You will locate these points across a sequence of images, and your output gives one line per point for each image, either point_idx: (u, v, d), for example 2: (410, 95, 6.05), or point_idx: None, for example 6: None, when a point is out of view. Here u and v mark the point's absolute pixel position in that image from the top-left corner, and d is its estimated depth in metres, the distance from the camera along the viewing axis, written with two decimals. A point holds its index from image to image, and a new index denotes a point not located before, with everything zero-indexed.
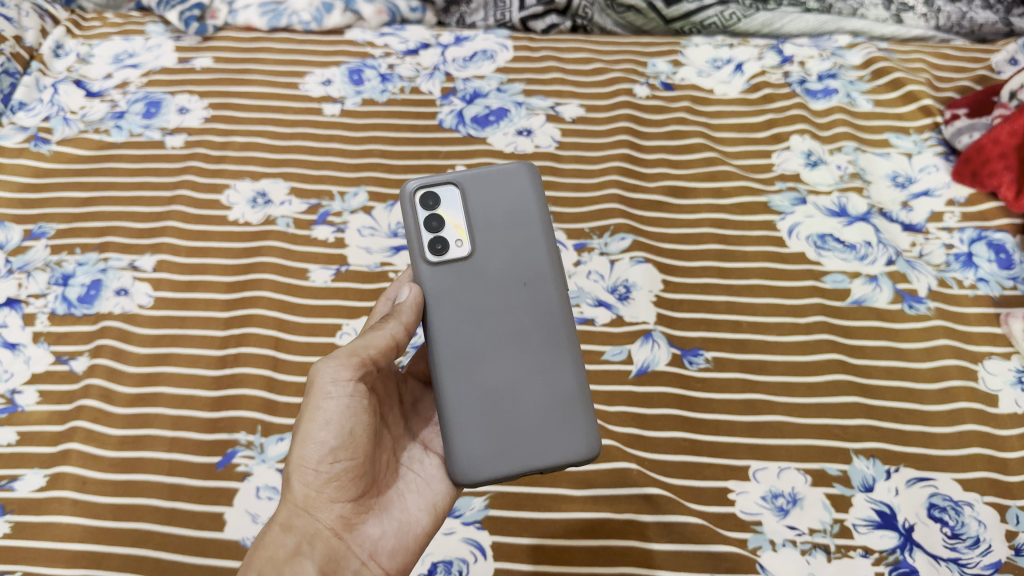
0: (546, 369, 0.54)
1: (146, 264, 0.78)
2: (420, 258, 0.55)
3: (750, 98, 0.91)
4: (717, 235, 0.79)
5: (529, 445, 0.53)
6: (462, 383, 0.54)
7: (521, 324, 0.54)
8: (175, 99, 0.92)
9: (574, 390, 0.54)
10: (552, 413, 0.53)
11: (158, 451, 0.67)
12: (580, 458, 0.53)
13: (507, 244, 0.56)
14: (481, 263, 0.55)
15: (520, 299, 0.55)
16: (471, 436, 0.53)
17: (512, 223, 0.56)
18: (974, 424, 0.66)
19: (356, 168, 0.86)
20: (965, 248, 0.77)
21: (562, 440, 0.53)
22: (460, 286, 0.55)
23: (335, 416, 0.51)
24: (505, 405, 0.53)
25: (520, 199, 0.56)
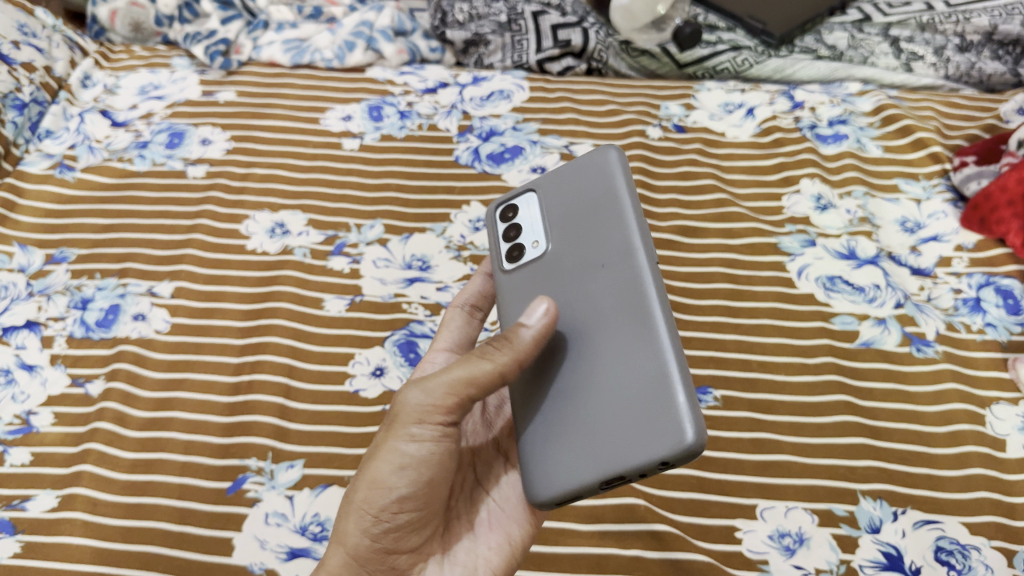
0: (648, 372, 0.47)
1: (164, 290, 0.80)
2: (499, 269, 0.61)
3: (762, 141, 0.93)
4: (728, 274, 0.80)
5: (595, 448, 0.48)
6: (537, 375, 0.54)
7: (604, 300, 0.52)
8: (198, 130, 0.94)
9: (667, 367, 0.47)
10: (641, 402, 0.47)
11: (170, 475, 0.68)
12: (675, 447, 0.44)
13: (578, 229, 0.57)
14: (557, 257, 0.57)
15: (597, 281, 0.53)
16: (556, 433, 0.51)
17: (591, 206, 0.57)
18: (981, 468, 0.66)
19: (373, 202, 0.87)
20: (974, 293, 0.78)
21: (655, 431, 0.45)
22: (536, 279, 0.58)
23: (413, 463, 0.50)
24: (583, 401, 0.50)
25: (602, 181, 0.57)
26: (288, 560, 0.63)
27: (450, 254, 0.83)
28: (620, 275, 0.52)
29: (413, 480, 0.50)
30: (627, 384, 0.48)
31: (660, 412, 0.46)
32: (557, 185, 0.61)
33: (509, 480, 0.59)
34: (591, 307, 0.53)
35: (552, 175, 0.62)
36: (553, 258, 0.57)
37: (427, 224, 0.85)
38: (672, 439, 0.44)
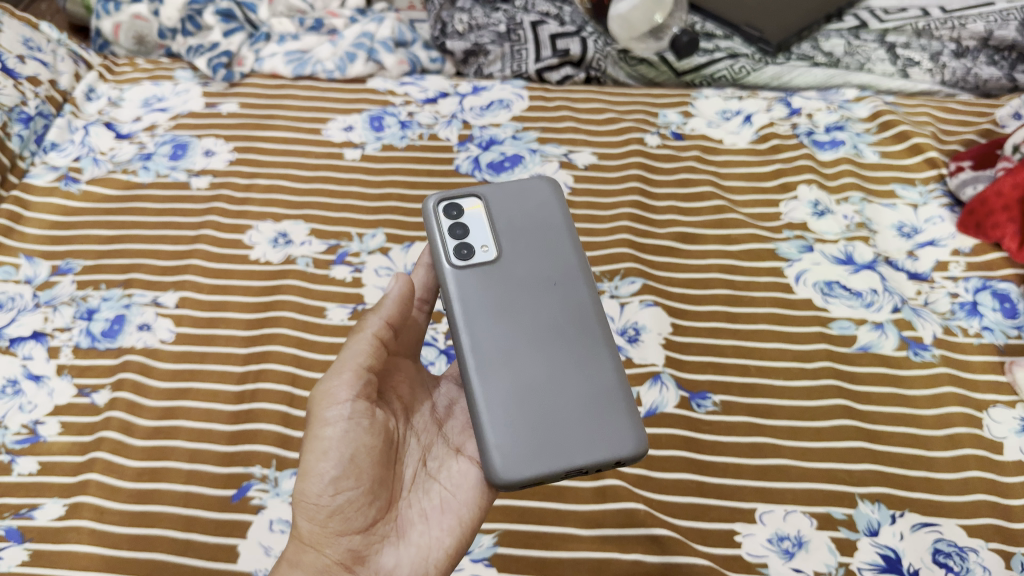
0: (600, 387, 0.55)
1: (169, 300, 0.81)
2: (447, 261, 0.58)
3: (759, 148, 0.93)
4: (726, 280, 0.81)
5: (568, 441, 0.53)
6: (492, 367, 0.54)
7: (552, 319, 0.57)
8: (201, 142, 0.95)
9: (615, 389, 0.55)
10: (591, 411, 0.54)
11: (175, 483, 0.68)
12: (628, 453, 0.53)
13: (528, 247, 0.60)
14: (510, 268, 0.59)
15: (551, 297, 0.58)
16: (511, 422, 0.53)
17: (537, 230, 0.61)
18: (978, 471, 0.67)
19: (374, 211, 0.88)
20: (970, 297, 0.78)
21: (605, 438, 0.53)
22: (487, 282, 0.58)
23: (333, 444, 0.51)
24: (536, 398, 0.54)
25: (546, 212, 0.62)
26: None
27: None
28: (574, 301, 0.58)
29: (338, 459, 0.51)
30: (577, 394, 0.55)
31: (615, 421, 0.54)
32: (505, 202, 0.62)
33: (457, 466, 0.58)
34: (538, 321, 0.57)
35: (499, 187, 0.62)
36: (504, 265, 0.59)
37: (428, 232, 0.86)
38: (626, 443, 0.53)
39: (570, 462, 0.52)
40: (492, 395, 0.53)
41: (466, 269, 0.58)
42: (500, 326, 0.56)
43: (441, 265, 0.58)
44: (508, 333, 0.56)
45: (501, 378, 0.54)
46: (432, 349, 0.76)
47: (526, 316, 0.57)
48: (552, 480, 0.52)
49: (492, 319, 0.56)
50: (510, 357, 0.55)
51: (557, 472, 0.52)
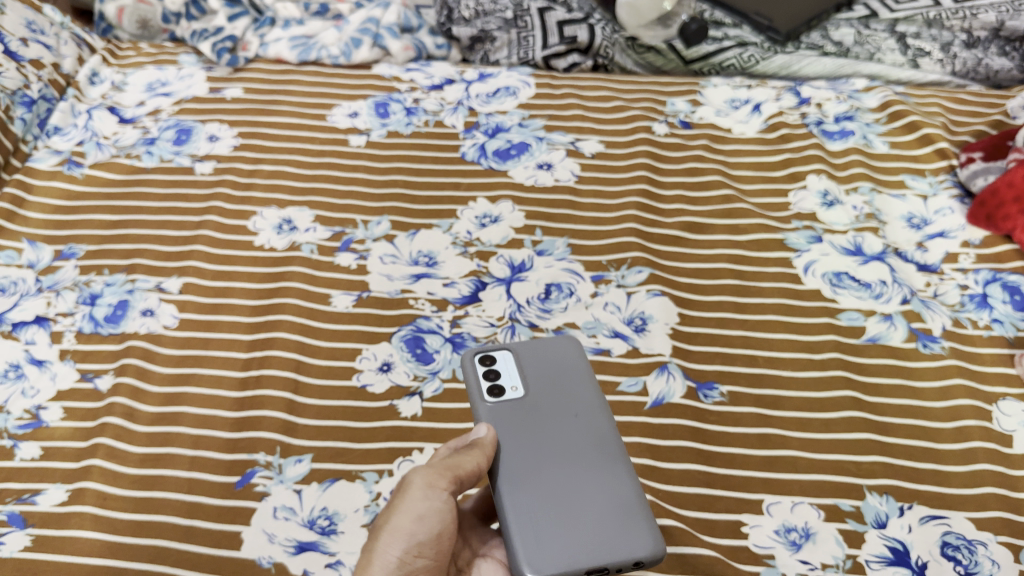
0: (620, 498, 0.54)
1: (172, 286, 0.80)
2: (477, 397, 0.59)
3: (768, 138, 0.93)
4: (734, 270, 0.80)
5: (588, 544, 0.51)
6: (515, 483, 0.54)
7: (574, 440, 0.57)
8: (205, 127, 0.95)
9: (633, 500, 0.54)
10: (612, 520, 0.52)
11: (178, 469, 0.68)
12: (644, 554, 0.51)
13: (551, 384, 0.60)
14: (535, 404, 0.59)
15: (575, 425, 0.58)
16: (534, 527, 0.52)
17: (561, 372, 0.61)
18: (987, 464, 0.66)
19: (379, 198, 0.87)
20: (980, 289, 0.78)
21: (623, 542, 0.51)
22: (514, 415, 0.58)
23: (428, 516, 0.50)
24: (568, 508, 0.53)
25: (570, 361, 0.62)
26: (296, 553, 0.63)
27: (457, 249, 0.83)
28: (596, 426, 0.58)
29: (426, 534, 0.50)
30: (607, 503, 0.53)
31: (632, 526, 0.52)
32: (532, 350, 0.62)
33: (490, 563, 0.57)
34: (562, 443, 0.56)
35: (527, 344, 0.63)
36: (529, 400, 0.59)
37: (434, 220, 0.85)
38: (644, 543, 0.52)
39: (601, 562, 0.51)
40: (525, 511, 0.52)
41: (495, 403, 0.59)
42: (530, 450, 0.56)
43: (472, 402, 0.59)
44: (538, 454, 0.55)
45: (525, 489, 0.53)
46: (438, 337, 0.76)
47: (550, 438, 0.56)
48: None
49: (523, 444, 0.56)
50: (542, 476, 0.54)
51: (575, 569, 0.50)
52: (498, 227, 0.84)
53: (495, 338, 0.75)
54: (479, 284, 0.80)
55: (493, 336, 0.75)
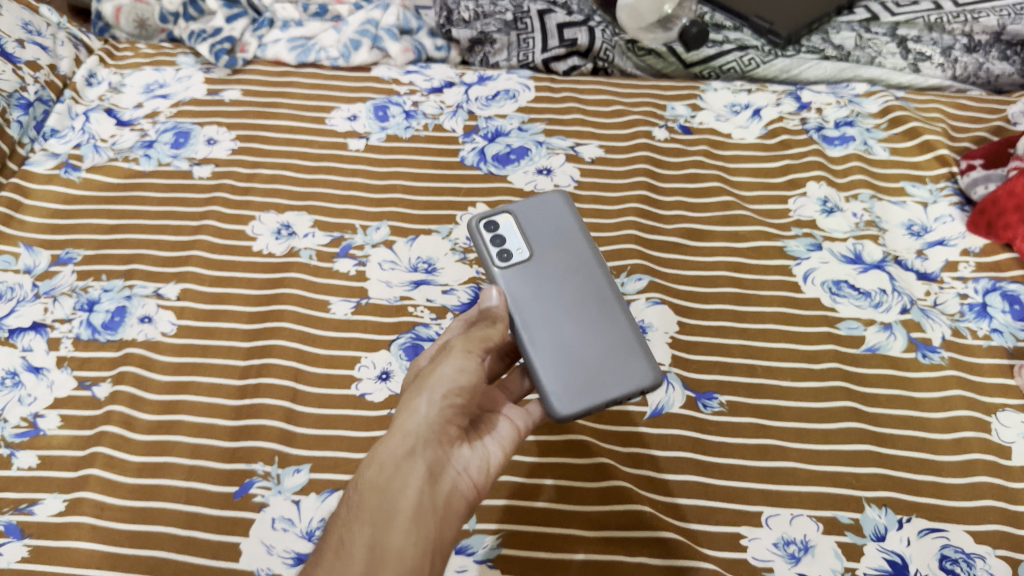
0: (621, 322, 0.61)
1: (171, 292, 0.80)
2: (492, 263, 0.63)
3: (768, 143, 0.92)
4: (733, 278, 0.80)
5: (605, 381, 0.59)
6: (540, 328, 0.60)
7: (576, 262, 0.64)
8: (203, 130, 0.94)
9: (632, 337, 0.61)
10: (616, 345, 0.60)
11: (177, 479, 0.68)
12: (648, 386, 0.59)
13: (556, 232, 0.66)
14: (544, 261, 0.64)
15: (574, 254, 0.65)
16: (562, 379, 0.58)
17: (560, 225, 0.66)
18: (987, 476, 0.66)
19: (378, 204, 0.87)
20: (980, 298, 0.78)
21: (629, 367, 0.59)
22: (527, 279, 0.63)
23: (469, 369, 0.52)
24: (577, 319, 0.61)
25: (563, 215, 0.67)
26: (295, 565, 0.63)
27: (456, 256, 0.82)
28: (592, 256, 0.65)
29: (468, 380, 0.52)
30: (608, 325, 0.61)
31: (635, 349, 0.60)
32: (531, 210, 0.67)
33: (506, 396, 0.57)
34: (566, 266, 0.64)
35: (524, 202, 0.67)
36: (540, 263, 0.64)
37: (433, 226, 0.85)
38: (645, 374, 0.59)
39: (614, 394, 0.58)
40: (548, 367, 0.59)
41: (512, 275, 0.63)
42: (545, 294, 0.62)
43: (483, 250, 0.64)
44: (552, 295, 0.62)
45: (545, 325, 0.60)
46: None
47: (557, 262, 0.64)
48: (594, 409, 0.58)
49: (538, 288, 0.62)
50: (555, 315, 0.61)
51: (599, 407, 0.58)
52: None
53: None
54: (478, 291, 0.80)
55: None
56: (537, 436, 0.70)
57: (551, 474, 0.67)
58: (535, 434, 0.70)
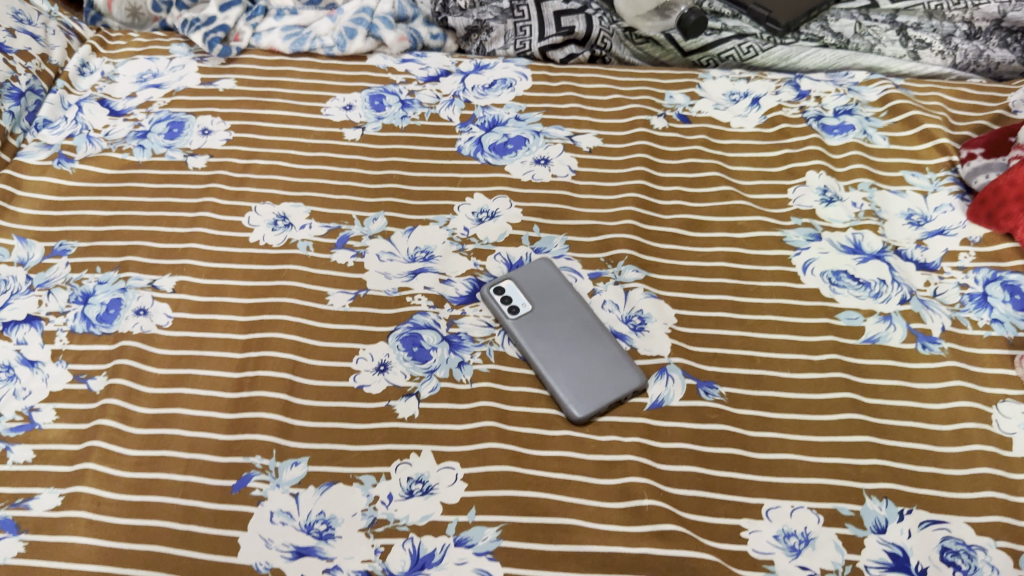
0: (614, 344, 0.72)
1: (166, 284, 0.80)
2: (504, 316, 0.74)
3: (767, 132, 0.92)
4: (732, 269, 0.80)
5: (605, 386, 0.70)
6: (548, 354, 0.72)
7: (574, 306, 0.74)
8: (197, 120, 0.93)
9: (623, 353, 0.72)
10: (612, 359, 0.71)
11: (174, 473, 0.67)
12: (640, 385, 0.70)
13: (551, 290, 0.76)
14: (544, 311, 0.74)
15: (572, 303, 0.75)
16: (570, 386, 0.70)
17: (555, 282, 0.76)
18: (988, 467, 0.66)
19: (375, 193, 0.86)
20: (980, 288, 0.77)
21: (623, 373, 0.70)
22: (533, 326, 0.74)
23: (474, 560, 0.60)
24: (581, 346, 0.72)
25: (557, 274, 0.77)
26: (293, 558, 0.63)
27: (454, 246, 0.82)
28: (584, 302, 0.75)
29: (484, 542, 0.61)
30: (607, 349, 0.72)
31: (628, 361, 0.71)
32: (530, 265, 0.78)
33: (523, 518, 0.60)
34: (566, 310, 0.74)
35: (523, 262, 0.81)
36: (539, 314, 0.74)
37: (431, 216, 0.84)
38: (634, 379, 0.70)
39: (613, 395, 0.69)
40: (562, 382, 0.70)
41: (518, 328, 0.73)
42: (550, 332, 0.73)
43: (493, 307, 0.75)
44: (556, 333, 0.73)
45: (552, 354, 0.72)
46: (434, 334, 0.75)
47: (557, 309, 0.74)
48: (596, 415, 0.69)
49: (545, 334, 0.73)
50: (563, 349, 0.72)
51: (603, 407, 0.69)
52: (495, 223, 0.83)
53: (492, 338, 0.75)
54: (476, 283, 0.79)
55: (491, 336, 0.75)
56: (536, 428, 0.69)
57: (550, 466, 0.67)
58: (534, 426, 0.69)
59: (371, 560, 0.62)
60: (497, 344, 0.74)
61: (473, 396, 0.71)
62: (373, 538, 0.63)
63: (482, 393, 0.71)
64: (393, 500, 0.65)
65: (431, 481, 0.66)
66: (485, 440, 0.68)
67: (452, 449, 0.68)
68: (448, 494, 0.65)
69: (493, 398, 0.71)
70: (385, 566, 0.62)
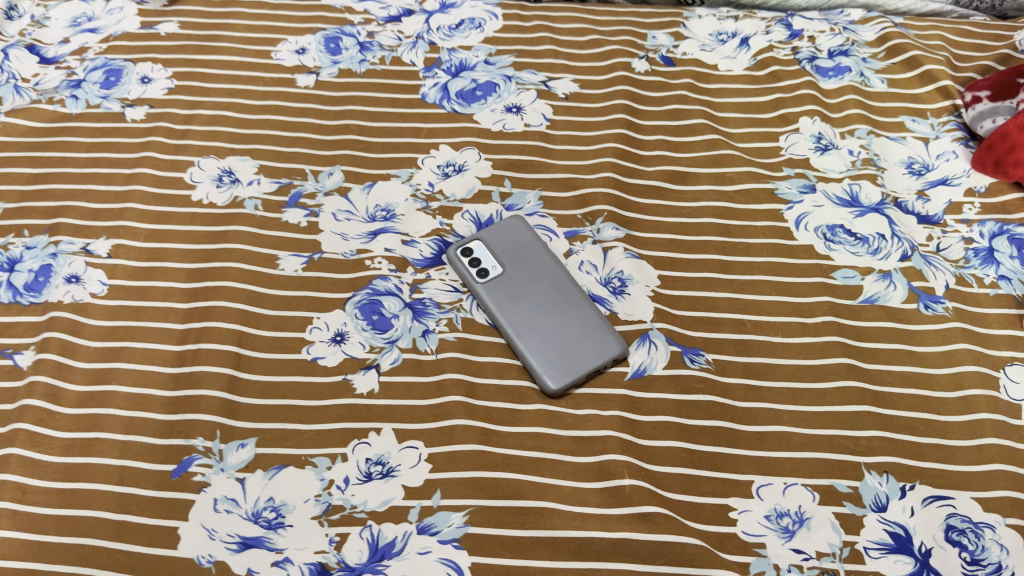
0: (592, 308, 0.66)
1: (101, 248, 0.72)
2: (472, 279, 0.67)
3: (757, 75, 0.85)
4: (719, 225, 0.73)
5: (582, 354, 0.63)
6: (521, 319, 0.65)
7: (548, 267, 0.68)
8: (136, 67, 0.85)
9: (601, 318, 0.65)
10: (590, 324, 0.65)
11: (108, 457, 0.61)
12: (619, 353, 0.64)
13: (524, 250, 0.69)
14: (515, 273, 0.68)
15: (546, 263, 0.68)
16: (544, 354, 0.63)
17: (527, 241, 0.69)
18: (995, 438, 0.61)
19: (331, 146, 0.79)
20: (986, 243, 0.72)
21: (601, 340, 0.64)
22: (504, 288, 0.67)
23: None
24: (556, 310, 0.65)
25: (529, 233, 0.70)
26: (239, 551, 0.57)
27: (417, 203, 0.75)
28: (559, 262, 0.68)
29: None
30: (585, 314, 0.65)
31: (607, 326, 0.65)
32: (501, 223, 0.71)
33: None
34: (540, 271, 0.68)
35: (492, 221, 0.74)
36: (510, 277, 0.67)
37: (392, 170, 0.77)
38: (613, 346, 0.64)
39: (591, 364, 0.63)
40: (535, 350, 0.64)
41: (487, 292, 0.67)
42: (522, 296, 0.66)
43: (461, 269, 0.68)
44: (529, 296, 0.66)
45: (525, 319, 0.65)
46: (396, 301, 0.68)
47: (530, 270, 0.68)
48: (574, 385, 0.63)
49: (517, 298, 0.66)
50: (537, 314, 0.65)
51: (580, 376, 0.63)
52: (462, 177, 0.77)
53: (460, 304, 0.68)
54: (442, 243, 0.72)
55: (458, 302, 0.69)
56: (507, 402, 0.63)
57: (522, 444, 0.61)
58: (505, 400, 0.63)
59: (325, 551, 0.57)
60: (465, 310, 0.68)
61: (438, 368, 0.65)
62: (328, 526, 0.58)
63: (448, 364, 0.65)
64: (350, 484, 0.59)
65: (392, 463, 0.60)
66: (451, 416, 0.62)
67: (414, 427, 0.62)
68: (410, 477, 0.60)
69: (460, 369, 0.65)
70: (340, 557, 0.57)
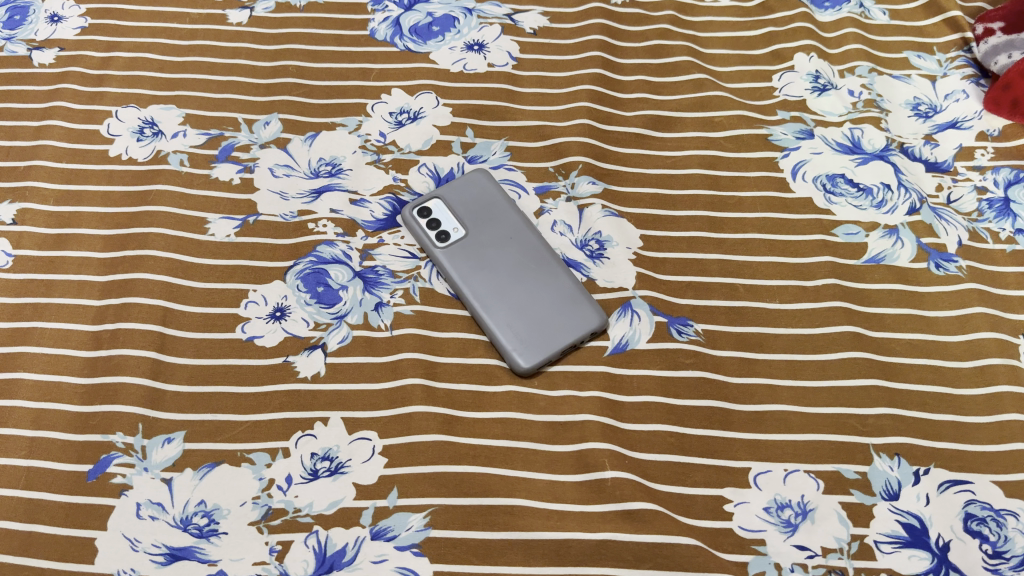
0: (567, 274, 0.58)
1: (4, 214, 0.63)
2: (431, 245, 0.59)
3: (746, 7, 0.76)
4: (707, 176, 0.66)
5: (557, 329, 0.56)
6: (486, 288, 0.57)
7: (517, 229, 0.60)
8: (44, 4, 0.75)
9: (578, 286, 0.58)
10: (565, 293, 0.57)
11: (13, 457, 0.53)
12: (597, 326, 0.56)
13: (489, 210, 0.61)
14: (480, 236, 0.60)
15: (514, 225, 0.60)
16: (514, 329, 0.56)
17: (492, 200, 0.61)
18: (1017, 414, 0.55)
19: (268, 91, 0.69)
20: (1001, 193, 0.65)
21: (577, 312, 0.56)
22: (467, 254, 0.59)
23: None
24: (527, 278, 0.58)
25: (495, 191, 0.62)
26: (166, 564, 0.50)
27: (367, 156, 0.66)
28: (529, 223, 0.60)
29: None
30: (559, 282, 0.57)
31: (583, 294, 0.57)
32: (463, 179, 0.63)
33: None
34: (507, 234, 0.59)
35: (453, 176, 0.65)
36: (474, 240, 0.59)
37: (338, 119, 0.68)
38: (590, 317, 0.56)
39: (567, 339, 0.56)
40: (504, 324, 0.56)
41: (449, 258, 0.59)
42: (488, 262, 0.58)
43: (419, 233, 0.60)
44: (496, 263, 0.58)
45: (491, 288, 0.57)
46: (345, 269, 0.60)
47: (496, 233, 0.60)
48: (547, 362, 0.55)
49: (483, 265, 0.58)
50: (505, 282, 0.57)
51: (554, 353, 0.55)
52: (418, 125, 0.68)
53: (417, 272, 0.60)
54: (396, 202, 0.64)
55: (416, 271, 0.60)
56: (473, 384, 0.56)
57: (490, 432, 0.54)
58: (470, 382, 0.56)
59: (265, 563, 0.50)
60: (424, 280, 0.60)
61: (394, 346, 0.57)
62: (267, 533, 0.51)
63: (405, 342, 0.57)
64: (293, 485, 0.52)
65: (341, 458, 0.53)
66: (408, 402, 0.55)
67: (367, 415, 0.54)
68: (363, 474, 0.52)
69: (419, 348, 0.57)
70: (282, 569, 0.50)
